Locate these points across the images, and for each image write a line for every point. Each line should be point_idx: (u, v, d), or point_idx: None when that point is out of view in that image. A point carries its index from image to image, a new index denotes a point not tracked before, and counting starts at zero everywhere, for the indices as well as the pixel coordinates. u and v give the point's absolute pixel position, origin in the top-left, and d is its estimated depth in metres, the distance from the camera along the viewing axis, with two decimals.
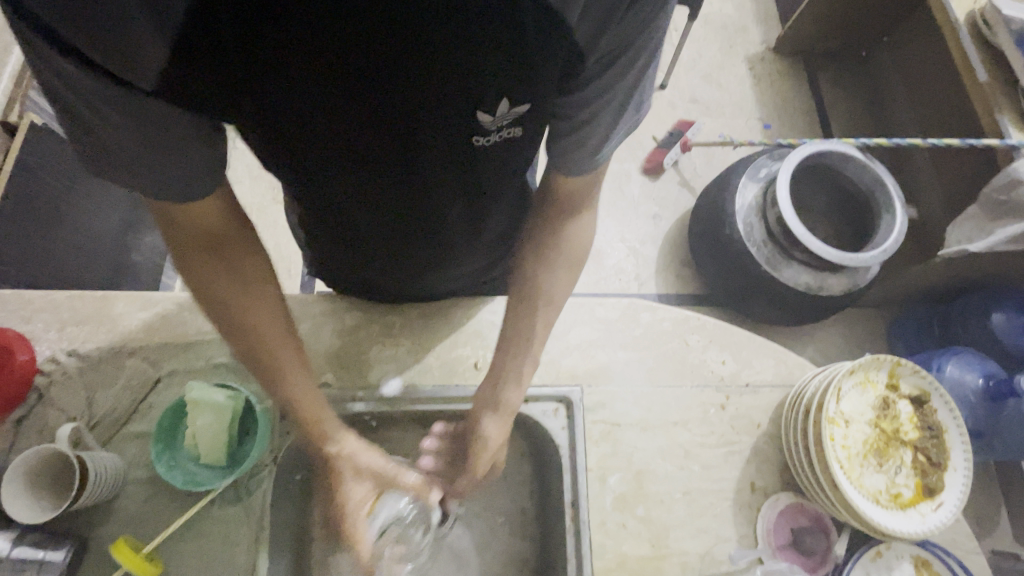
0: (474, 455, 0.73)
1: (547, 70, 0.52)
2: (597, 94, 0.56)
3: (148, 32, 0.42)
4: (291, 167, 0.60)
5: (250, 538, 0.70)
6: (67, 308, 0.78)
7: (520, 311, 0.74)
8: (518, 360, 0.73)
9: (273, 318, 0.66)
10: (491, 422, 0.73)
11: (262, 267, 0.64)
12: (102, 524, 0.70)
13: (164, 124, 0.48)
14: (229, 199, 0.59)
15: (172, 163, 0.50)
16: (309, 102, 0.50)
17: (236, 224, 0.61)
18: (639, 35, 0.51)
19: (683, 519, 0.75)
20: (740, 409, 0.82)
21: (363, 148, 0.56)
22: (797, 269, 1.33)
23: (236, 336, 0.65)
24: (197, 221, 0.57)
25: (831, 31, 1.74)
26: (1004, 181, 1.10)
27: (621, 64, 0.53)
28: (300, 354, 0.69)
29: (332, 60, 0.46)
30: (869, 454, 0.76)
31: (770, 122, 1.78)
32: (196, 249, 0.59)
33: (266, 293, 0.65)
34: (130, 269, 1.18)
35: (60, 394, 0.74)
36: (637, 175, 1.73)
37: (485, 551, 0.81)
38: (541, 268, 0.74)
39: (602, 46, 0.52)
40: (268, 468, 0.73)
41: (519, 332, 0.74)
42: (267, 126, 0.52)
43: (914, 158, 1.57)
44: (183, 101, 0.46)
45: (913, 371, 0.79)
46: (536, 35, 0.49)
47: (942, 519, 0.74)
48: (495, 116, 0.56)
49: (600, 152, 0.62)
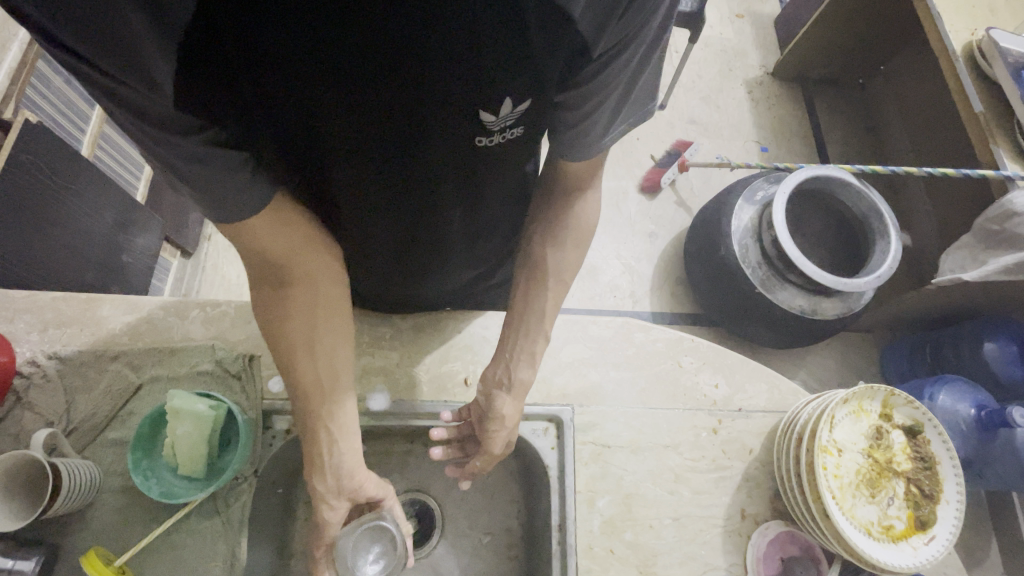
0: (489, 436, 0.72)
1: (549, 66, 0.51)
2: (596, 91, 0.55)
3: (150, 36, 0.39)
4: (293, 166, 0.59)
5: (225, 554, 0.68)
6: (51, 309, 0.77)
7: (529, 318, 0.74)
8: (530, 339, 0.74)
9: (317, 330, 0.64)
10: (506, 402, 0.72)
11: (332, 295, 0.65)
12: (74, 534, 0.68)
13: (188, 145, 0.45)
14: (289, 218, 0.59)
15: (207, 180, 0.48)
16: (314, 105, 0.48)
17: (297, 249, 0.60)
18: (638, 24, 0.50)
19: (671, 545, 0.74)
20: (732, 433, 0.81)
21: (367, 151, 0.55)
22: (791, 292, 1.33)
23: (271, 333, 0.63)
24: (260, 245, 0.57)
25: (830, 58, 1.77)
26: (999, 211, 1.10)
27: (625, 56, 0.52)
28: (328, 356, 0.65)
29: (336, 62, 0.44)
30: (862, 485, 0.74)
31: (768, 145, 1.80)
32: (260, 267, 0.60)
33: (325, 295, 0.64)
34: (116, 269, 1.21)
35: (38, 397, 0.72)
36: (635, 193, 1.73)
37: (469, 571, 0.79)
38: (544, 272, 0.73)
39: (605, 41, 0.51)
40: (248, 481, 0.71)
41: (518, 350, 0.74)
42: (270, 123, 0.51)
43: (909, 186, 1.59)
44: (191, 111, 0.44)
45: (907, 401, 0.78)
46: (541, 34, 0.47)
47: (934, 553, 0.72)
48: (498, 116, 0.54)
49: (605, 138, 0.61)
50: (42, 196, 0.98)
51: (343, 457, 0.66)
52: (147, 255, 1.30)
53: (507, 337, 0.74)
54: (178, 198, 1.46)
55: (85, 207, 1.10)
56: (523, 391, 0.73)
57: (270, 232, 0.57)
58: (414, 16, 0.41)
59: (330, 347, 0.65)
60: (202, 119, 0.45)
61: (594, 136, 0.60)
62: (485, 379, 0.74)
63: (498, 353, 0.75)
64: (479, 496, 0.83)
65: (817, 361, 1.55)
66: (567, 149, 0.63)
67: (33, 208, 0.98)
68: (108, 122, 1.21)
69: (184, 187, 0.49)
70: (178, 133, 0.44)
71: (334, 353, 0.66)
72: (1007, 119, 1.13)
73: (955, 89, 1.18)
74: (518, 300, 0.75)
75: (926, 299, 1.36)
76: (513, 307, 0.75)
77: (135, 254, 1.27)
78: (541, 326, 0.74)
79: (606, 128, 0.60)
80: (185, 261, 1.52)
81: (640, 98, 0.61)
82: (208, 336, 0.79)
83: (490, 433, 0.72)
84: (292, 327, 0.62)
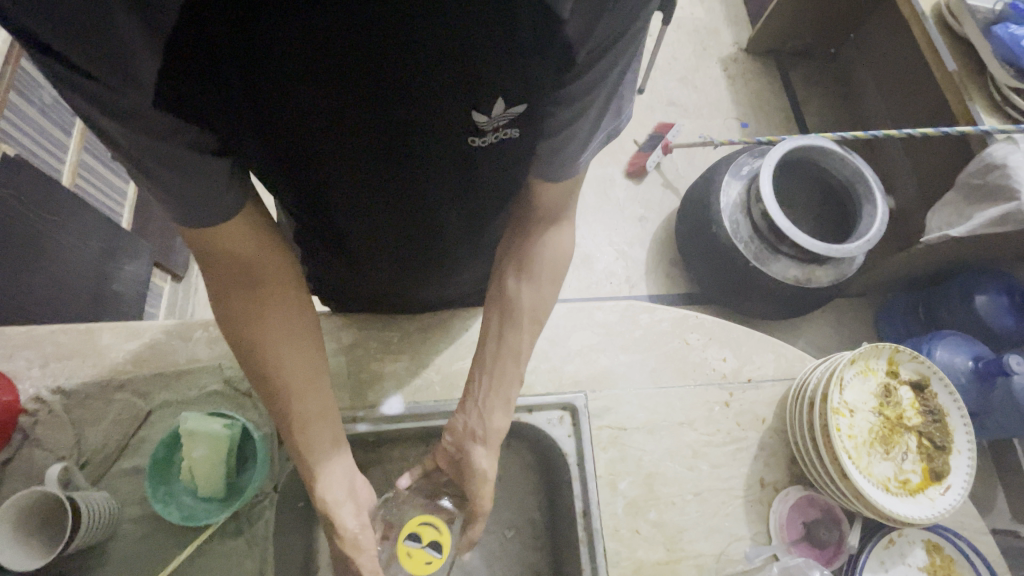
0: (477, 493, 0.70)
1: (537, 66, 0.49)
2: (584, 93, 0.54)
3: (136, 43, 0.39)
4: (285, 173, 0.59)
5: (254, 571, 0.68)
6: (50, 343, 0.75)
7: (543, 302, 0.74)
8: (505, 386, 0.73)
9: (299, 356, 0.65)
10: (481, 455, 0.71)
11: (304, 307, 0.66)
12: (97, 566, 0.67)
13: (163, 145, 0.45)
14: (254, 221, 0.58)
15: (185, 180, 0.48)
16: (304, 106, 0.48)
17: (268, 255, 0.60)
18: (634, 17, 0.48)
19: (695, 520, 0.75)
20: (743, 405, 0.82)
21: (356, 149, 0.54)
22: (785, 263, 1.35)
23: (251, 356, 0.63)
24: (229, 250, 0.57)
25: (800, 29, 1.79)
26: (981, 165, 1.13)
27: (614, 52, 0.50)
28: (316, 372, 0.67)
29: (326, 57, 0.43)
30: (876, 442, 0.76)
31: (748, 121, 1.82)
32: (227, 272, 0.59)
33: (297, 330, 0.65)
34: (108, 297, 1.19)
35: (47, 434, 0.71)
36: (622, 179, 1.74)
37: (496, 565, 0.80)
38: (520, 309, 0.73)
39: (596, 36, 0.48)
40: (270, 496, 0.71)
41: (490, 400, 0.72)
42: (258, 129, 0.50)
43: (888, 149, 1.61)
44: (182, 113, 0.44)
45: (911, 357, 0.80)
46: (531, 29, 0.45)
47: (951, 502, 0.74)
48: (491, 116, 0.53)
49: (579, 159, 0.61)
50: (25, 232, 0.96)
51: (353, 478, 0.70)
52: (138, 279, 1.29)
53: (477, 383, 0.73)
54: (164, 221, 1.44)
55: (70, 237, 1.07)
56: (497, 438, 0.72)
57: (236, 233, 0.56)
58: (402, 14, 0.41)
59: (305, 365, 0.65)
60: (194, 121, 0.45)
61: (574, 148, 0.59)
62: (456, 431, 0.73)
63: (469, 401, 0.73)
64: (499, 491, 0.84)
65: (815, 329, 1.57)
66: (550, 158, 0.61)
67: (18, 244, 0.96)
68: (87, 151, 1.19)
69: (164, 192, 0.49)
70: (162, 134, 0.44)
71: (307, 401, 0.66)
72: (980, 75, 1.15)
73: (927, 51, 1.21)
74: (493, 339, 0.74)
75: (915, 258, 1.38)
76: (485, 350, 0.74)
77: (124, 281, 1.25)
78: (517, 368, 0.73)
79: (584, 147, 0.60)
80: (177, 285, 1.51)
81: (622, 106, 0.60)
82: (214, 355, 0.78)
83: (474, 491, 0.70)
84: (288, 350, 0.64)
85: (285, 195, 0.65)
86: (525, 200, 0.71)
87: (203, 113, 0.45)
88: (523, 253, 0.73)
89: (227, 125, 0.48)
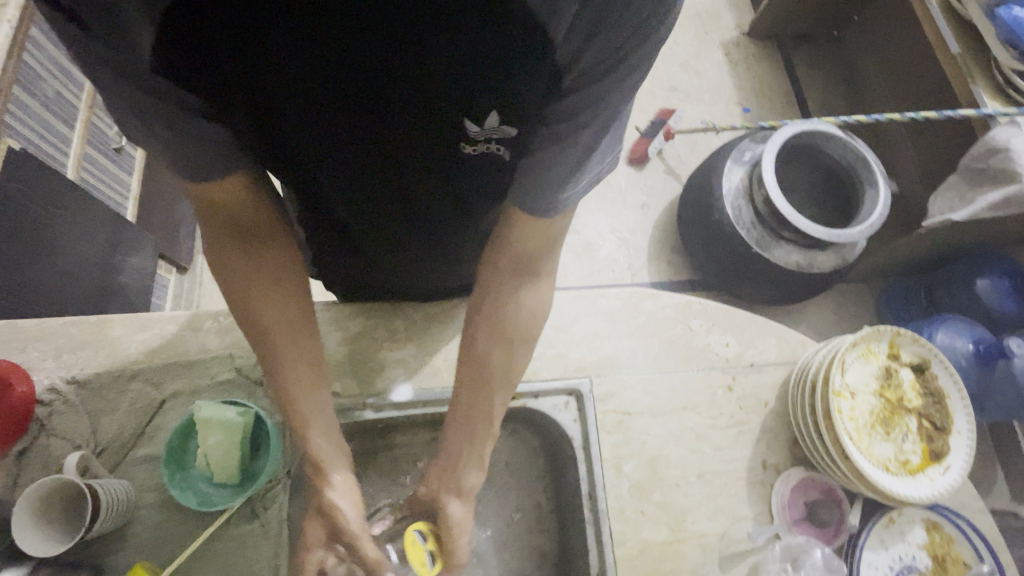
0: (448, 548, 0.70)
1: (527, 85, 0.49)
2: (571, 127, 0.48)
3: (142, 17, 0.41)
4: (283, 158, 0.60)
5: (269, 554, 0.70)
6: (63, 334, 0.76)
7: (517, 348, 0.68)
8: (477, 444, 0.70)
9: (297, 341, 0.66)
10: (455, 507, 0.70)
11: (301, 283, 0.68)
12: (116, 551, 0.69)
13: (161, 106, 0.45)
14: (257, 187, 0.58)
15: (174, 151, 0.49)
16: (299, 93, 0.49)
17: (267, 221, 0.62)
18: (630, 51, 0.43)
19: (699, 501, 0.76)
20: (746, 389, 0.83)
21: (349, 142, 0.55)
22: (786, 249, 1.36)
23: (253, 334, 0.65)
24: (230, 212, 0.58)
25: (803, 13, 1.77)
26: (982, 149, 1.13)
27: (605, 84, 0.45)
28: (314, 363, 0.68)
29: (324, 50, 0.45)
30: (877, 424, 0.77)
31: (750, 106, 1.81)
32: (227, 232, 0.60)
33: (296, 312, 0.66)
34: (115, 289, 1.20)
35: (63, 424, 0.72)
36: (624, 165, 1.73)
37: (504, 548, 0.82)
38: (491, 372, 0.68)
39: (585, 62, 0.45)
40: (283, 482, 0.72)
41: (462, 458, 0.70)
42: (256, 109, 0.52)
43: (891, 133, 1.61)
44: (180, 82, 0.45)
45: (912, 340, 0.81)
46: (524, 43, 0.45)
47: (950, 482, 0.76)
48: (482, 128, 0.54)
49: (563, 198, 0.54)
50: (32, 226, 0.97)
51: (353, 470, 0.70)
52: (142, 271, 1.29)
53: (451, 436, 0.71)
54: (168, 214, 1.45)
55: (76, 229, 1.08)
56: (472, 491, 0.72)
57: (238, 197, 0.56)
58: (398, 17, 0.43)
59: (302, 351, 0.67)
60: (191, 92, 0.46)
61: (553, 191, 0.53)
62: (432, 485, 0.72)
63: (444, 457, 0.71)
64: (506, 475, 0.86)
65: (816, 314, 1.58)
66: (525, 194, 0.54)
67: (25, 238, 0.96)
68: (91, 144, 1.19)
69: (162, 158, 0.50)
70: (163, 99, 0.45)
71: (303, 395, 0.67)
72: (983, 57, 1.14)
73: (930, 33, 1.20)
74: (463, 395, 0.70)
75: (917, 243, 1.38)
76: (459, 401, 0.70)
77: (130, 273, 1.26)
78: (488, 432, 0.70)
79: (562, 188, 0.53)
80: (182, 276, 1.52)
81: (612, 149, 0.53)
82: (225, 345, 0.79)
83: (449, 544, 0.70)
84: (287, 333, 0.66)
85: (287, 181, 0.66)
86: (495, 241, 0.64)
87: (199, 86, 0.47)
88: (494, 305, 0.67)
89: (225, 102, 0.50)
